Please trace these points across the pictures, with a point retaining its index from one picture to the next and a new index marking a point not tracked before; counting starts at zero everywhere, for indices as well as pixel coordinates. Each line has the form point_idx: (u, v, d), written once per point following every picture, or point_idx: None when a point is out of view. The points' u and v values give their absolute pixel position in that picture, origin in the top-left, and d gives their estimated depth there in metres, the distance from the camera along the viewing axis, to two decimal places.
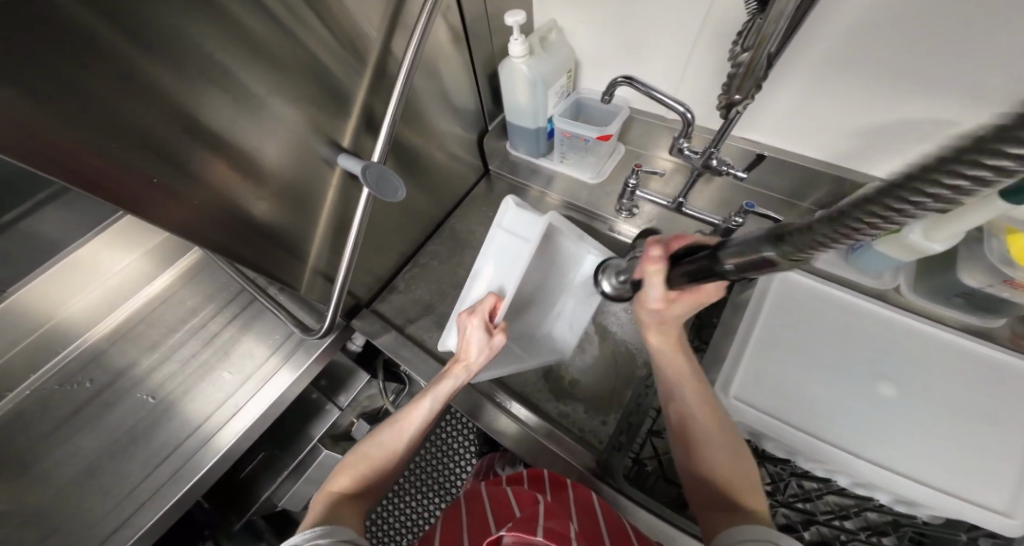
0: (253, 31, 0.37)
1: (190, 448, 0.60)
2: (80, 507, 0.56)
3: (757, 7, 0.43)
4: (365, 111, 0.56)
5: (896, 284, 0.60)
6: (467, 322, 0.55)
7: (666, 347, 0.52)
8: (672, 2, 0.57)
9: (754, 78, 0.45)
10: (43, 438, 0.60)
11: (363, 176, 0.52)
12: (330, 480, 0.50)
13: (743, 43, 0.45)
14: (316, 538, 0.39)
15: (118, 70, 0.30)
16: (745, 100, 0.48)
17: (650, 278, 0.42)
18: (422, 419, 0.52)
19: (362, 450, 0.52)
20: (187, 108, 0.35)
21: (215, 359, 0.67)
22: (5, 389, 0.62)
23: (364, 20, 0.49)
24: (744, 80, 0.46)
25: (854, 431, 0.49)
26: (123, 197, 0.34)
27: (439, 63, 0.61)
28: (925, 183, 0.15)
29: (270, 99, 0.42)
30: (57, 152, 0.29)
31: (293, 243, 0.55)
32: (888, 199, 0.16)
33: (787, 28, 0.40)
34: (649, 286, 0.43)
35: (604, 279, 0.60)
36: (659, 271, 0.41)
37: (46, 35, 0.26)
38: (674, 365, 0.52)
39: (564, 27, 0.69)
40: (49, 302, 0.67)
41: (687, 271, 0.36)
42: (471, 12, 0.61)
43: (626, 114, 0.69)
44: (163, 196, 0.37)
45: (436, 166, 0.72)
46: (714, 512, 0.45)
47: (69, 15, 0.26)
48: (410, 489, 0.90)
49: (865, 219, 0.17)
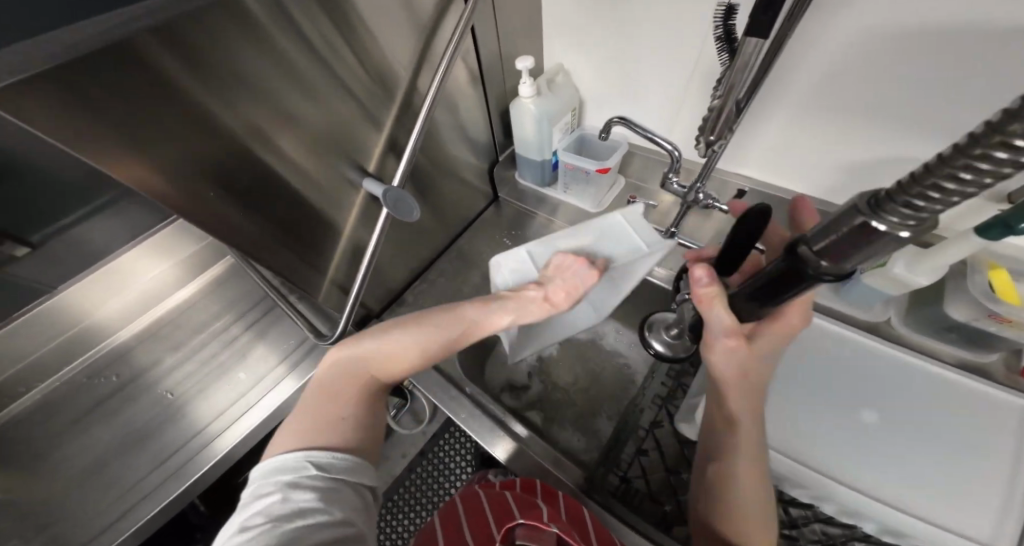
0: (285, 53, 0.44)
1: (196, 445, 0.70)
2: (84, 498, 0.65)
3: (728, 58, 0.41)
4: (391, 138, 0.64)
5: (888, 316, 0.59)
6: (573, 263, 0.55)
7: (730, 375, 0.48)
8: (668, 48, 0.63)
9: (727, 122, 0.43)
10: (66, 426, 0.72)
11: (384, 197, 0.58)
12: (368, 354, 0.51)
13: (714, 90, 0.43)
14: (345, 472, 0.44)
15: (164, 83, 0.37)
16: (721, 142, 0.46)
17: (710, 303, 0.46)
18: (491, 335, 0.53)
19: (393, 340, 0.51)
20: (219, 118, 0.42)
21: (232, 361, 0.79)
22: (34, 383, 0.75)
23: (394, 60, 0.57)
24: (715, 124, 0.44)
25: (837, 457, 0.49)
26: (149, 189, 0.40)
27: (458, 99, 0.68)
28: (971, 156, 0.18)
29: (299, 113, 0.49)
30: (113, 150, 0.36)
31: (317, 256, 0.64)
32: (947, 167, 0.18)
33: (755, 76, 0.39)
34: (714, 313, 0.46)
35: (656, 338, 0.70)
36: (714, 294, 0.46)
37: (115, 56, 0.33)
38: (735, 395, 0.48)
39: (570, 70, 0.76)
40: (94, 303, 0.80)
41: (764, 285, 0.38)
42: (487, 56, 0.69)
43: (626, 149, 0.74)
44: (187, 187, 0.43)
45: (450, 190, 0.79)
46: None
47: (137, 42, 0.34)
48: (404, 508, 0.93)
49: (937, 182, 0.19)
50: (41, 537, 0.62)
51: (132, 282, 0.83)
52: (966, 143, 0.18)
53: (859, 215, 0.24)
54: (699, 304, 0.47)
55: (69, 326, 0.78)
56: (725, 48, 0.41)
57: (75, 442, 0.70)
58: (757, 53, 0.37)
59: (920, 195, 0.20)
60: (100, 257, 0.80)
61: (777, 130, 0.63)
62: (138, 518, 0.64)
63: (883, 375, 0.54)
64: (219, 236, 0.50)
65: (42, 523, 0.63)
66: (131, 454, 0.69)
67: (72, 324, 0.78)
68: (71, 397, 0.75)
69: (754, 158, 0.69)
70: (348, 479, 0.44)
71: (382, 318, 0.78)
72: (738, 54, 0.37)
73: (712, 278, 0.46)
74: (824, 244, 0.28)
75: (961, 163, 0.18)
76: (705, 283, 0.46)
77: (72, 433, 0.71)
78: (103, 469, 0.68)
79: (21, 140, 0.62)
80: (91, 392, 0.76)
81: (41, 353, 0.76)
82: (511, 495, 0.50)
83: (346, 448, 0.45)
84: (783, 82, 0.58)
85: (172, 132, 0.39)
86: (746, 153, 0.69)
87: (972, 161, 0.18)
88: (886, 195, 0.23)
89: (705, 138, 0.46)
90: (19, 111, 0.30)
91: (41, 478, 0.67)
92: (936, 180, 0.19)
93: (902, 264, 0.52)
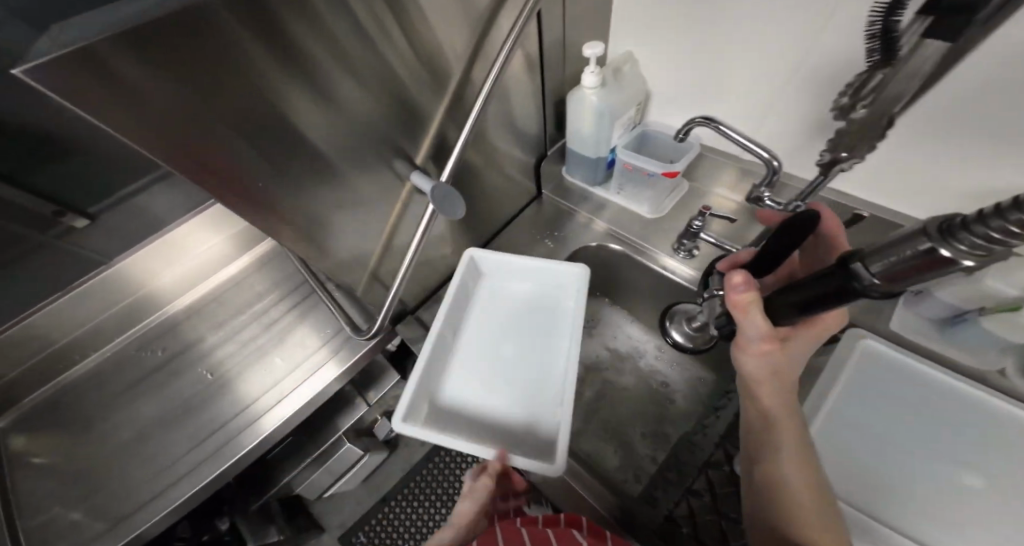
0: (333, 33, 0.40)
1: (233, 428, 0.69)
2: (122, 471, 0.66)
3: (880, 61, 0.36)
4: (441, 130, 0.60)
5: (1001, 367, 0.51)
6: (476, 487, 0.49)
7: (763, 380, 0.46)
8: (759, 40, 0.55)
9: (872, 137, 0.38)
10: (116, 395, 0.74)
11: (431, 193, 0.53)
12: None
13: (862, 98, 0.39)
14: None
15: (235, 59, 0.34)
16: (853, 159, 0.41)
17: (746, 309, 0.42)
18: None
19: None
20: (280, 100, 0.39)
21: (271, 344, 0.78)
22: (86, 352, 0.78)
23: (451, 45, 0.52)
24: (855, 139, 0.39)
25: (905, 509, 0.47)
26: (204, 173, 0.37)
27: (513, 89, 0.63)
28: None
29: (346, 96, 0.45)
30: (174, 126, 0.33)
31: (360, 251, 0.61)
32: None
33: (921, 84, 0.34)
34: (747, 324, 0.43)
35: (675, 329, 0.75)
36: (751, 300, 0.41)
37: (188, 23, 0.30)
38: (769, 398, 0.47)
39: (639, 60, 0.69)
40: (150, 275, 0.83)
41: (810, 292, 0.37)
42: (549, 42, 0.63)
43: (696, 151, 0.67)
44: (225, 171, 0.39)
45: (497, 185, 0.74)
46: None
47: (212, 11, 0.31)
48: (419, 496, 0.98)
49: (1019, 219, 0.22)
50: (83, 506, 0.63)
51: (183, 255, 0.85)
52: None
53: (923, 239, 0.27)
54: (734, 310, 0.43)
55: (128, 295, 0.81)
56: (877, 49, 0.36)
57: (121, 413, 0.72)
58: (934, 59, 0.32)
59: (1000, 230, 0.23)
60: (155, 229, 0.82)
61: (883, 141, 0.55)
62: (175, 498, 0.63)
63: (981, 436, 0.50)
64: (267, 228, 0.47)
65: (86, 492, 0.64)
66: (174, 429, 0.69)
67: (125, 297, 0.81)
68: (118, 369, 0.77)
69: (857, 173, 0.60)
70: None
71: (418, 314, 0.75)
72: (908, 59, 0.33)
73: (752, 285, 0.41)
74: (887, 261, 0.29)
75: None
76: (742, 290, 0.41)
77: (123, 402, 0.73)
78: (147, 442, 0.68)
79: None
80: (137, 365, 0.77)
81: (102, 319, 0.79)
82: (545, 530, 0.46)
83: None
84: None
85: (223, 112, 0.36)
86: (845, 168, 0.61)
87: None
88: (960, 225, 0.26)
89: (834, 154, 0.41)
90: (78, 71, 0.27)
91: (89, 446, 0.68)
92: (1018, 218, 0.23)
93: None
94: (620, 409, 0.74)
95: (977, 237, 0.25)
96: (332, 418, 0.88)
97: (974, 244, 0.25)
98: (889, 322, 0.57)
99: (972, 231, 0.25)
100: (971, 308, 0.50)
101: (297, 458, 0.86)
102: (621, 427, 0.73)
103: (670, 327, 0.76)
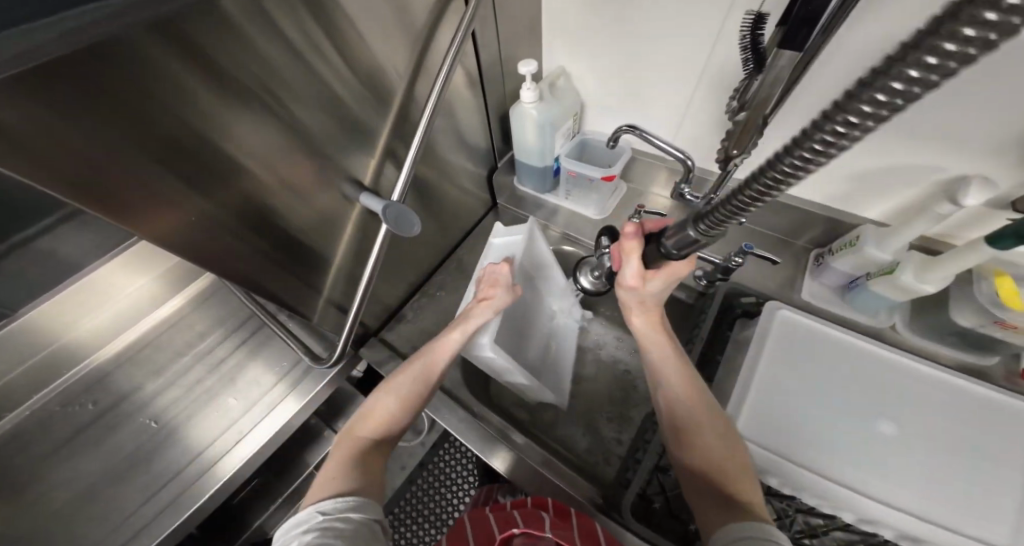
0: (264, 54, 0.40)
1: (188, 477, 0.67)
2: (70, 529, 0.62)
3: (754, 68, 0.43)
4: (388, 150, 0.62)
5: (892, 322, 0.62)
6: (491, 290, 0.63)
7: (648, 328, 0.60)
8: (670, 53, 0.62)
9: (754, 133, 0.46)
10: (43, 457, 0.68)
11: (383, 213, 0.55)
12: (352, 432, 0.54)
13: (741, 100, 0.46)
14: (345, 510, 0.43)
15: (156, 98, 0.34)
16: (742, 154, 0.48)
17: (628, 253, 0.53)
18: (394, 401, 0.55)
19: (365, 416, 0.55)
20: (212, 135, 0.39)
21: (221, 386, 0.76)
22: (9, 408, 0.71)
23: (391, 68, 0.55)
24: (743, 135, 0.46)
25: (857, 470, 0.51)
26: (136, 213, 0.38)
27: (457, 106, 0.66)
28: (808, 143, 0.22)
29: (284, 120, 0.45)
30: (95, 173, 0.33)
31: (311, 277, 0.62)
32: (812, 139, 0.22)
33: (784, 89, 0.41)
34: (628, 264, 0.53)
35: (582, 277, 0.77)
36: (635, 247, 0.52)
37: (96, 65, 0.30)
38: (656, 343, 0.59)
39: (572, 74, 0.75)
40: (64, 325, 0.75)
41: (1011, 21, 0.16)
42: (487, 61, 0.66)
43: (629, 155, 0.74)
44: (154, 203, 0.38)
45: (450, 200, 0.77)
46: (705, 499, 0.47)
47: (120, 53, 0.31)
48: (405, 521, 0.94)
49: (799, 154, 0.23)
50: None
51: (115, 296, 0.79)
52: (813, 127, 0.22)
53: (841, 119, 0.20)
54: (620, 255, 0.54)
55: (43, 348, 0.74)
56: (751, 59, 0.43)
57: (59, 471, 0.67)
58: (789, 66, 0.39)
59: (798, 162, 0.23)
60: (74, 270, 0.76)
61: (781, 138, 0.65)
62: None
63: (914, 394, 0.55)
64: (212, 261, 0.48)
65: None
66: (122, 484, 0.66)
67: (44, 346, 0.74)
68: (47, 426, 0.71)
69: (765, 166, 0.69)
70: (355, 517, 0.43)
71: (381, 335, 0.75)
72: (770, 68, 0.40)
73: (637, 233, 0.52)
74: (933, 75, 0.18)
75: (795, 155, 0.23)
76: (615, 259, 0.60)
77: (63, 456, 0.69)
78: (90, 503, 0.64)
79: None
80: (70, 420, 0.72)
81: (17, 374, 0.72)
82: (517, 512, 0.50)
83: (351, 490, 0.45)
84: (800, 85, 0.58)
85: (154, 151, 0.36)
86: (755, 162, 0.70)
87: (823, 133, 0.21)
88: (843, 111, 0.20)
89: (728, 151, 0.49)
90: None
91: (19, 514, 0.63)
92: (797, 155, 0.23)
93: (912, 272, 0.54)
94: (589, 402, 0.78)
95: (936, 52, 0.17)
96: (301, 455, 0.93)
97: (899, 87, 0.18)
98: (801, 293, 0.67)
99: (914, 54, 0.18)
100: (861, 275, 0.61)
101: (263, 503, 0.90)
102: (591, 417, 0.77)
103: (580, 274, 0.78)
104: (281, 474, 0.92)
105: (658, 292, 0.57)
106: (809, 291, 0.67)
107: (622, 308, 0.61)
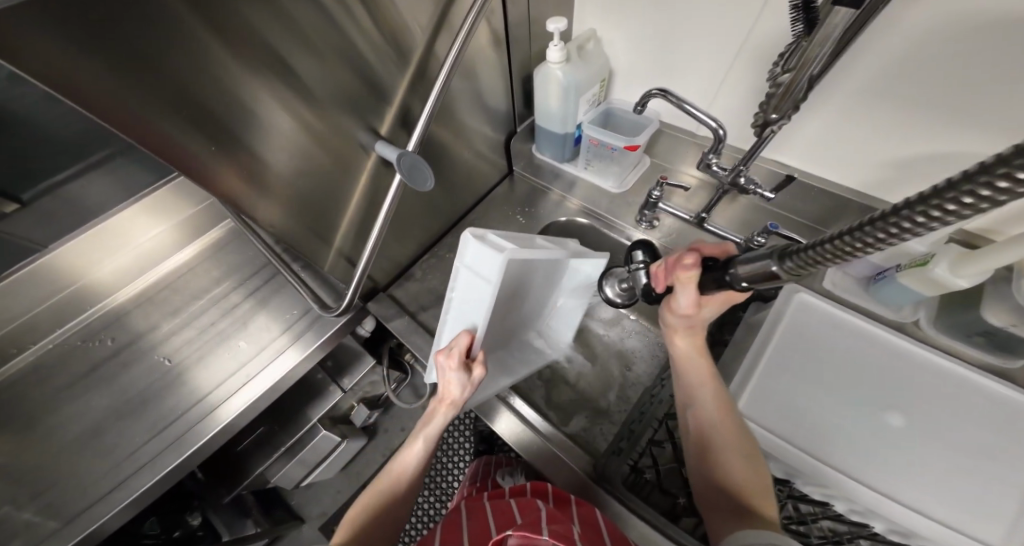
0: (287, 14, 0.40)
1: (193, 417, 0.70)
2: (84, 457, 0.66)
3: (803, 29, 0.40)
4: (405, 103, 0.60)
5: (916, 318, 0.60)
6: (444, 364, 0.52)
7: (692, 351, 0.54)
8: (709, 19, 0.58)
9: (793, 98, 0.44)
10: (61, 391, 0.71)
11: (397, 163, 0.54)
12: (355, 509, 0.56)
13: (783, 64, 0.43)
14: None
15: (167, 39, 0.34)
16: (781, 120, 0.47)
17: (683, 283, 0.48)
18: (417, 458, 0.56)
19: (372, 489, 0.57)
20: (229, 86, 0.40)
21: (232, 329, 0.78)
22: (29, 341, 0.74)
23: (411, 17, 0.53)
24: (782, 100, 0.44)
25: (857, 459, 0.50)
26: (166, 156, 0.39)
27: (479, 64, 0.63)
28: (923, 207, 0.21)
29: (307, 70, 0.45)
30: (118, 118, 0.34)
31: (322, 229, 0.61)
32: (930, 202, 0.21)
33: (832, 51, 0.39)
34: (682, 294, 0.49)
35: (608, 286, 0.73)
36: (692, 276, 0.47)
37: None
38: (698, 369, 0.53)
39: (602, 37, 0.71)
40: (85, 266, 0.77)
41: None
42: (513, 17, 0.63)
43: (655, 126, 0.71)
44: (177, 156, 0.39)
45: (466, 162, 0.75)
46: (725, 517, 0.46)
47: None
48: None
49: (910, 217, 0.22)
50: (38, 503, 0.62)
51: (134, 237, 0.81)
52: (934, 188, 0.21)
53: (957, 191, 0.20)
54: (676, 281, 0.49)
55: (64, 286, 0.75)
56: (801, 18, 0.40)
57: (76, 403, 0.70)
58: (843, 23, 0.36)
59: (904, 224, 0.22)
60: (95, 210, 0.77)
61: (821, 117, 0.61)
62: (139, 485, 0.64)
63: (922, 386, 0.53)
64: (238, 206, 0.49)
65: (38, 487, 0.63)
66: (133, 419, 0.69)
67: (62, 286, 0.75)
68: (68, 357, 0.74)
69: (798, 145, 0.66)
70: None
71: (389, 291, 0.76)
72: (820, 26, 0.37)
73: (698, 265, 0.47)
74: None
75: (904, 216, 0.22)
76: (659, 280, 0.54)
77: (79, 391, 0.71)
78: (101, 434, 0.67)
79: (11, 84, 0.59)
80: (88, 354, 0.75)
81: (40, 309, 0.74)
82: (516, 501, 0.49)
83: None
84: (846, 64, 0.55)
85: (168, 99, 0.36)
86: (789, 139, 0.66)
87: (950, 197, 0.20)
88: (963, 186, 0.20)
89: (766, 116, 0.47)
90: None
91: (39, 440, 0.67)
92: (905, 218, 0.22)
93: (946, 266, 0.51)
94: (591, 377, 0.78)
95: None
96: (301, 408, 0.92)
97: None
98: (823, 281, 0.65)
99: None
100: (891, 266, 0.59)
101: (266, 451, 0.90)
102: (592, 391, 0.76)
103: (604, 283, 0.74)
104: (285, 423, 0.92)
105: (710, 320, 0.53)
106: (830, 279, 0.65)
107: (666, 328, 0.56)
